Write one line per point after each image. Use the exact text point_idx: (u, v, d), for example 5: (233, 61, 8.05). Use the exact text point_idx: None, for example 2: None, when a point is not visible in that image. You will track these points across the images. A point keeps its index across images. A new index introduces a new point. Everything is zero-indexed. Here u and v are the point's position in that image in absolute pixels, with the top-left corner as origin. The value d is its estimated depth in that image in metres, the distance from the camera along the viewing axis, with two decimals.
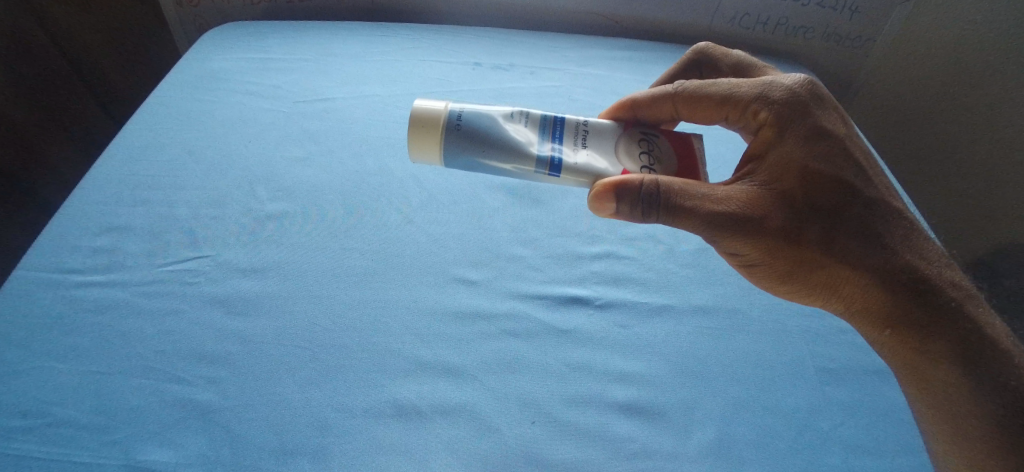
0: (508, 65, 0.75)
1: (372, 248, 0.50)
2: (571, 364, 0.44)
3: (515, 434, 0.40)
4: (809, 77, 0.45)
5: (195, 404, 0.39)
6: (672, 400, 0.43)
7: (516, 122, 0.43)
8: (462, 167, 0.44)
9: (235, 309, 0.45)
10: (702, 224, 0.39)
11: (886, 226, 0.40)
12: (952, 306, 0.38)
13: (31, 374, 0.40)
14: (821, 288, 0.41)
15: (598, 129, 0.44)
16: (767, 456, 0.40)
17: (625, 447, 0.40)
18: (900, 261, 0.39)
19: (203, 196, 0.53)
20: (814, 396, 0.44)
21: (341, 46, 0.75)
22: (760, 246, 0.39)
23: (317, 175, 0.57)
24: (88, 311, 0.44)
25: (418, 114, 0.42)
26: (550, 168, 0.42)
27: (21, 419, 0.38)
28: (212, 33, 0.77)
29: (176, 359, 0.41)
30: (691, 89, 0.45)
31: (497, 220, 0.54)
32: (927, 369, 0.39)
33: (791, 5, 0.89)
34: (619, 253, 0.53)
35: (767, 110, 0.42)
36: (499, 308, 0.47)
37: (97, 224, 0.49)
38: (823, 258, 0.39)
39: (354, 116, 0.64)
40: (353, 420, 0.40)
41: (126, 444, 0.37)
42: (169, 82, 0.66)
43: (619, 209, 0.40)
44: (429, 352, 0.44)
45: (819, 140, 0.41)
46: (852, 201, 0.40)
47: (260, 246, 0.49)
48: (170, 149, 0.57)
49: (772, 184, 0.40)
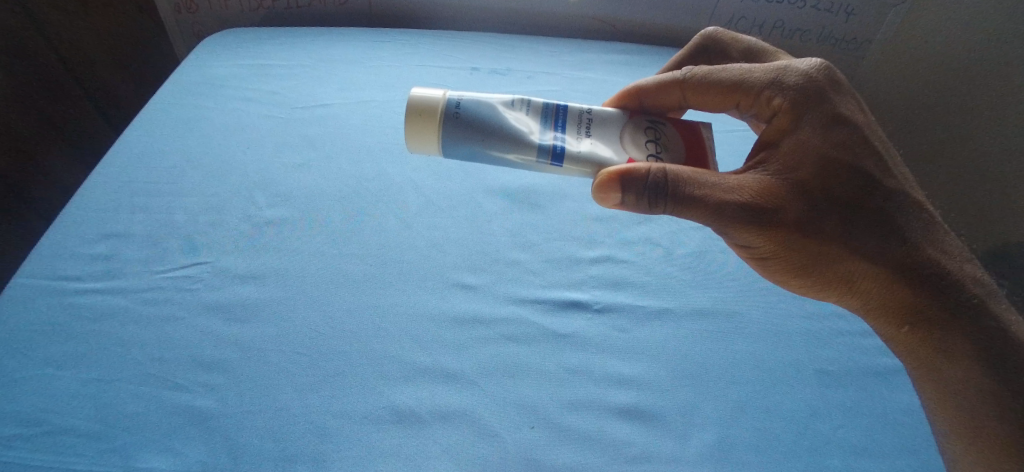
0: (504, 70, 0.75)
1: (370, 254, 0.50)
2: (571, 369, 0.43)
3: (515, 439, 0.39)
4: (824, 62, 0.44)
5: (194, 412, 0.39)
6: (674, 403, 0.42)
7: (516, 110, 0.43)
8: (461, 157, 0.44)
9: (234, 315, 0.44)
10: (711, 213, 0.38)
11: (905, 219, 0.39)
12: (974, 302, 0.38)
13: (29, 381, 0.39)
14: (837, 283, 0.40)
15: (602, 118, 0.43)
16: (771, 460, 0.40)
17: (627, 451, 0.39)
18: (921, 254, 0.39)
19: (201, 203, 0.53)
20: (819, 399, 0.43)
21: (338, 52, 0.75)
22: (772, 238, 0.39)
23: (314, 181, 0.56)
24: (85, 318, 0.43)
25: (415, 102, 0.42)
26: (552, 157, 0.41)
27: (20, 428, 0.37)
28: (207, 41, 0.77)
29: (176, 365, 0.41)
30: (700, 76, 0.45)
31: (496, 225, 0.54)
32: (945, 366, 0.38)
33: (788, 8, 0.90)
34: (618, 257, 0.52)
35: (781, 96, 0.41)
36: (499, 312, 0.46)
37: (95, 231, 0.49)
38: (839, 249, 0.38)
39: (352, 123, 0.64)
40: (352, 426, 0.39)
41: (125, 451, 0.37)
42: (165, 90, 0.66)
43: (625, 199, 0.39)
44: (428, 357, 0.43)
45: (836, 128, 0.40)
46: (871, 190, 0.39)
47: (257, 253, 0.49)
48: (169, 156, 0.57)
49: (786, 172, 0.39)
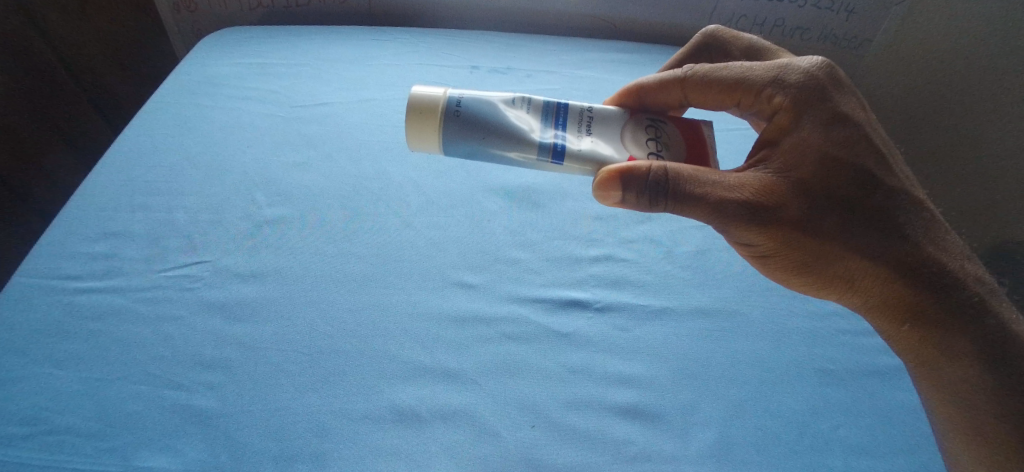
0: (504, 69, 0.74)
1: (370, 253, 0.50)
2: (571, 368, 0.43)
3: (515, 439, 0.39)
4: (825, 60, 0.44)
5: (194, 411, 0.39)
6: (674, 403, 0.42)
7: (517, 108, 0.43)
8: (462, 155, 0.43)
9: (234, 315, 0.44)
10: (712, 211, 0.38)
11: (907, 218, 0.39)
12: (975, 300, 0.38)
13: (28, 380, 0.39)
14: (838, 281, 0.40)
15: (603, 116, 0.43)
16: (771, 460, 0.39)
17: (627, 450, 0.39)
18: (922, 253, 0.39)
19: (201, 202, 0.53)
20: (819, 398, 0.43)
21: (338, 50, 0.75)
22: (773, 236, 0.38)
23: (314, 180, 0.56)
24: (84, 318, 0.43)
25: (415, 99, 0.42)
26: (553, 155, 0.41)
27: (20, 427, 0.37)
28: (206, 40, 0.77)
29: (175, 365, 0.41)
30: (701, 74, 0.45)
31: (496, 224, 0.54)
32: (945, 364, 0.38)
33: (788, 7, 0.90)
34: (618, 256, 0.52)
35: (782, 95, 0.41)
36: (499, 311, 0.46)
37: (95, 230, 0.49)
38: (841, 248, 0.38)
39: (353, 122, 0.64)
40: (352, 425, 0.39)
41: (125, 451, 0.37)
42: (164, 89, 0.66)
43: (626, 198, 0.39)
44: (428, 356, 0.43)
45: (837, 126, 0.40)
46: (873, 188, 0.39)
47: (257, 252, 0.49)
48: (168, 155, 0.57)
49: (787, 170, 0.39)
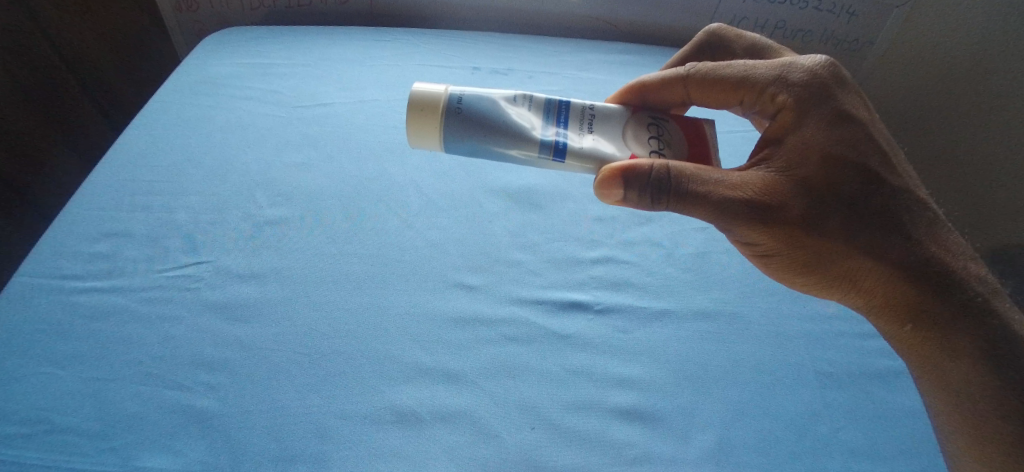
0: (506, 70, 0.74)
1: (371, 254, 0.50)
2: (572, 370, 0.43)
3: (515, 441, 0.39)
4: (829, 59, 0.44)
5: (193, 412, 0.39)
6: (674, 405, 0.42)
7: (519, 106, 0.43)
8: (464, 153, 0.43)
9: (235, 315, 0.44)
10: (714, 210, 0.38)
11: (910, 217, 0.39)
12: (976, 300, 0.38)
13: (28, 380, 0.39)
14: (841, 280, 0.40)
15: (604, 114, 0.43)
16: (771, 462, 0.39)
17: (627, 452, 0.39)
18: (925, 252, 0.39)
19: (203, 202, 0.53)
20: (820, 401, 0.43)
21: (340, 51, 0.75)
22: (776, 235, 0.38)
23: (316, 180, 0.56)
24: (84, 317, 0.43)
25: (418, 97, 0.42)
26: (554, 153, 0.41)
27: (20, 426, 0.37)
28: (209, 40, 0.77)
29: (175, 365, 0.41)
30: (704, 73, 0.44)
31: (497, 226, 0.54)
32: (946, 363, 0.38)
33: (790, 9, 0.89)
34: (619, 258, 0.52)
35: (785, 93, 0.41)
36: (500, 313, 0.46)
37: (96, 230, 0.49)
38: (843, 247, 0.38)
39: (354, 123, 0.64)
40: (352, 426, 0.39)
41: (125, 451, 0.37)
42: (166, 89, 0.66)
43: (628, 196, 0.39)
44: (428, 357, 0.43)
45: (840, 125, 0.40)
46: (875, 188, 0.39)
47: (258, 252, 0.49)
48: (170, 155, 0.57)
49: (789, 169, 0.39)
